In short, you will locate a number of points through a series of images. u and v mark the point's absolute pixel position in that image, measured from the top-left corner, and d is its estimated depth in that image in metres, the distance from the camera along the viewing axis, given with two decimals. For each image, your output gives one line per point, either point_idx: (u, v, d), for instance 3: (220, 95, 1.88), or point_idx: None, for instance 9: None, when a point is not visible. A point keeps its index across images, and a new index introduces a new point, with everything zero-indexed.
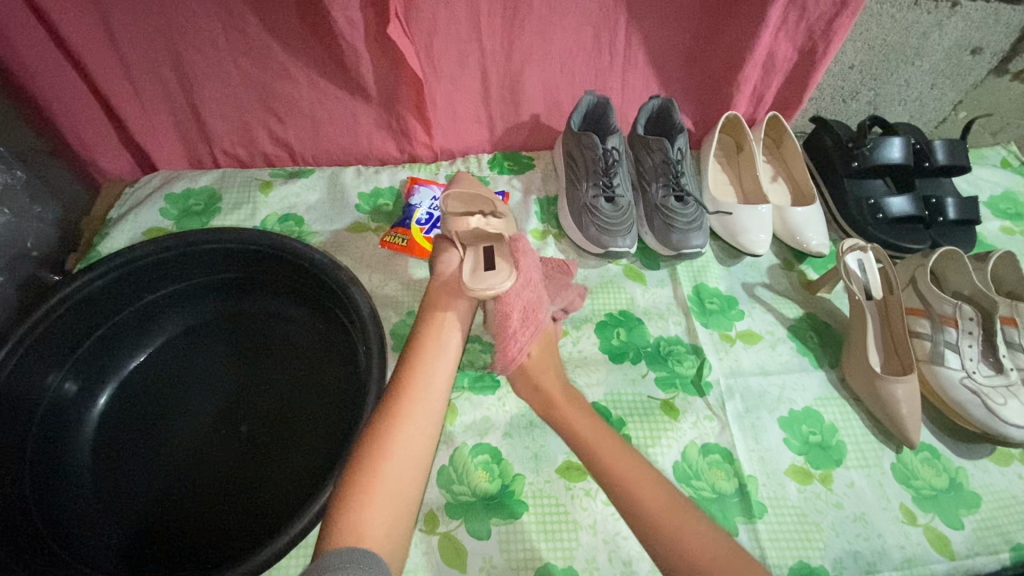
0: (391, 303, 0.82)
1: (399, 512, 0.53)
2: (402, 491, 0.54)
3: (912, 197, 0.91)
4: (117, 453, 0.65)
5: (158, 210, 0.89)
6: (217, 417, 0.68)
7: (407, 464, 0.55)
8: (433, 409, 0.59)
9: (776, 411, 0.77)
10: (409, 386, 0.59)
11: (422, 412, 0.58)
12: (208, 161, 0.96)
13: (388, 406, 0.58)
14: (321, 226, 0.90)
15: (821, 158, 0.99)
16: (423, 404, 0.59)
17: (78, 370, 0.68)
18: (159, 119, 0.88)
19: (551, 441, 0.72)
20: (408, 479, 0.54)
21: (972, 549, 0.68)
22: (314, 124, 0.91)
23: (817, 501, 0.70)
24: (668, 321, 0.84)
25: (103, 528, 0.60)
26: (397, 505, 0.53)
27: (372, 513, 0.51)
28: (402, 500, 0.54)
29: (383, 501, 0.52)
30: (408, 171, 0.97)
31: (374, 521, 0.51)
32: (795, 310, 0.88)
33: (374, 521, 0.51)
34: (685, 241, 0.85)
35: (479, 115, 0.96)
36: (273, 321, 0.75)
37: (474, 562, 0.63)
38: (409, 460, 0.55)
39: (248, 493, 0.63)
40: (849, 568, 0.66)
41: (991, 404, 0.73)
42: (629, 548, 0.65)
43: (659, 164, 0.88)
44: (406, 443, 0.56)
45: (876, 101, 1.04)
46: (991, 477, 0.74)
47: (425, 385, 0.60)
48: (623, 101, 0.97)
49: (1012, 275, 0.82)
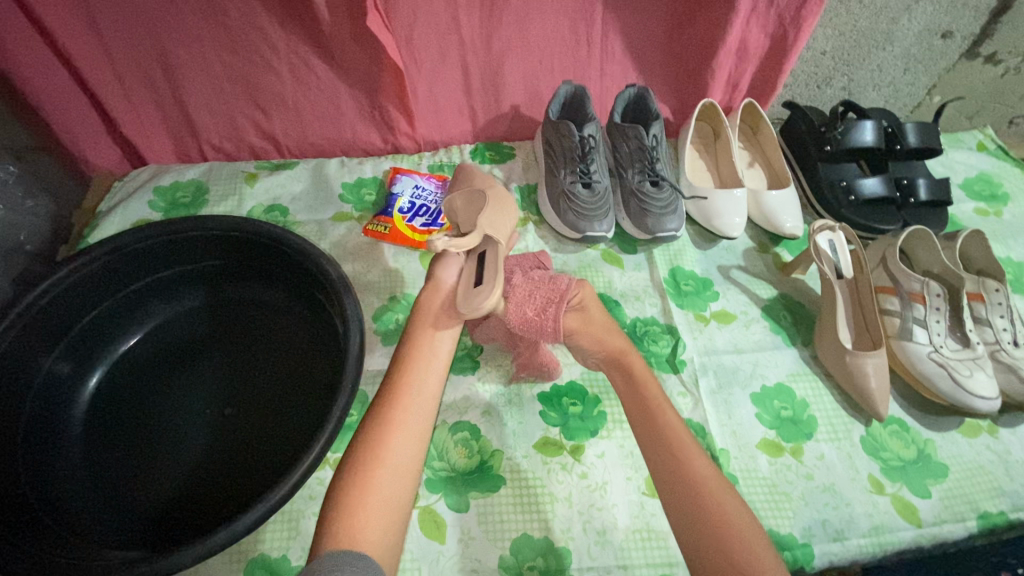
0: (373, 289, 0.84)
1: (392, 517, 0.53)
2: (395, 501, 0.54)
3: (885, 179, 0.93)
4: (107, 433, 0.67)
5: (148, 203, 0.91)
6: (204, 399, 0.70)
7: (399, 470, 0.55)
8: (424, 417, 0.60)
9: (749, 387, 0.79)
10: (397, 398, 0.59)
11: (415, 419, 0.59)
12: (196, 155, 0.98)
13: (377, 419, 0.58)
14: (306, 216, 0.92)
15: (796, 143, 1.01)
16: (415, 410, 0.59)
17: (71, 352, 0.71)
18: (147, 114, 0.90)
19: (528, 418, 0.74)
20: (400, 486, 0.55)
21: (939, 517, 0.70)
22: (298, 117, 0.94)
23: (787, 473, 0.72)
24: (644, 303, 0.86)
25: (94, 503, 0.63)
26: (390, 510, 0.54)
27: (366, 516, 0.52)
28: (395, 504, 0.54)
29: (376, 507, 0.53)
30: (391, 161, 0.99)
31: (369, 525, 0.52)
32: (770, 291, 0.90)
33: (368, 525, 0.52)
34: (660, 225, 0.87)
35: (460, 106, 0.98)
36: (259, 306, 0.78)
37: (452, 534, 0.65)
38: (402, 466, 0.56)
39: (233, 470, 0.65)
40: (818, 536, 0.68)
41: (957, 376, 0.75)
42: (603, 518, 0.67)
43: (636, 151, 0.90)
44: (398, 449, 0.56)
45: (851, 87, 1.06)
46: (959, 449, 0.76)
47: (413, 395, 0.60)
48: (601, 90, 0.99)
49: (980, 253, 0.84)
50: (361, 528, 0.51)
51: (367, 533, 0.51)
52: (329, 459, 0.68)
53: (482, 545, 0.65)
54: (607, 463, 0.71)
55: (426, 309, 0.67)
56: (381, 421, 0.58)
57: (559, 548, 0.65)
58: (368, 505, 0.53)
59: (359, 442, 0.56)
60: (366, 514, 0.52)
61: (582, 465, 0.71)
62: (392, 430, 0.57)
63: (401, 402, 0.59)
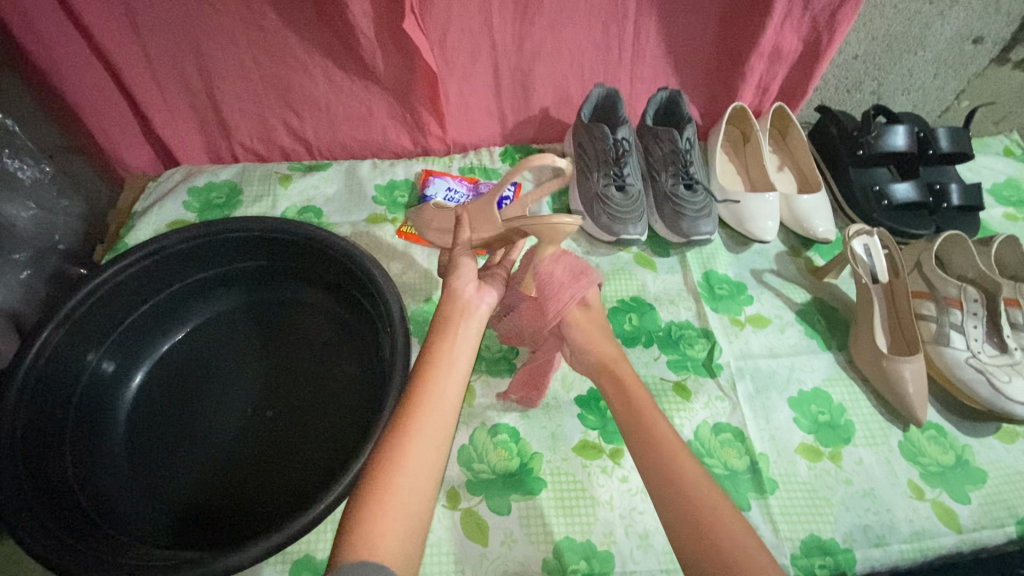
0: (409, 290, 0.85)
1: (417, 520, 0.49)
2: (418, 506, 0.50)
3: (917, 183, 0.93)
4: (152, 432, 0.68)
5: (182, 203, 0.91)
6: (246, 400, 0.70)
7: (421, 478, 0.51)
8: (445, 423, 0.55)
9: (786, 391, 0.79)
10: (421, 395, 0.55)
11: (438, 424, 0.54)
12: (228, 156, 0.99)
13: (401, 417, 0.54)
14: (339, 217, 0.92)
15: (826, 147, 1.01)
16: (435, 415, 0.55)
17: (114, 351, 0.71)
18: (181, 115, 0.91)
19: (567, 421, 0.74)
20: (421, 495, 0.50)
21: (979, 523, 0.70)
22: (330, 118, 0.94)
23: (827, 477, 0.72)
24: (678, 306, 0.86)
25: (142, 501, 0.63)
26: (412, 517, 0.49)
27: (384, 528, 0.47)
28: (418, 513, 0.50)
29: (395, 519, 0.48)
30: (422, 163, 1.00)
31: (388, 538, 0.47)
32: (803, 295, 0.90)
33: (388, 537, 0.47)
34: (695, 229, 0.88)
35: (490, 108, 0.98)
36: (298, 307, 0.78)
37: (495, 536, 0.65)
38: (421, 474, 0.51)
39: (278, 472, 0.65)
40: (860, 541, 0.67)
41: (996, 382, 0.75)
42: (645, 522, 0.67)
43: (669, 154, 0.90)
44: (418, 455, 0.52)
45: (880, 91, 1.06)
46: (997, 455, 0.76)
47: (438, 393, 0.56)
48: (631, 93, 0.99)
49: (1015, 258, 0.84)
50: (380, 541, 0.47)
51: (387, 548, 0.47)
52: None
53: (526, 546, 0.65)
54: None
55: (448, 314, 0.63)
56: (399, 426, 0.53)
57: (602, 552, 0.65)
58: (386, 516, 0.48)
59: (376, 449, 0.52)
60: (387, 521, 0.48)
61: (622, 468, 0.71)
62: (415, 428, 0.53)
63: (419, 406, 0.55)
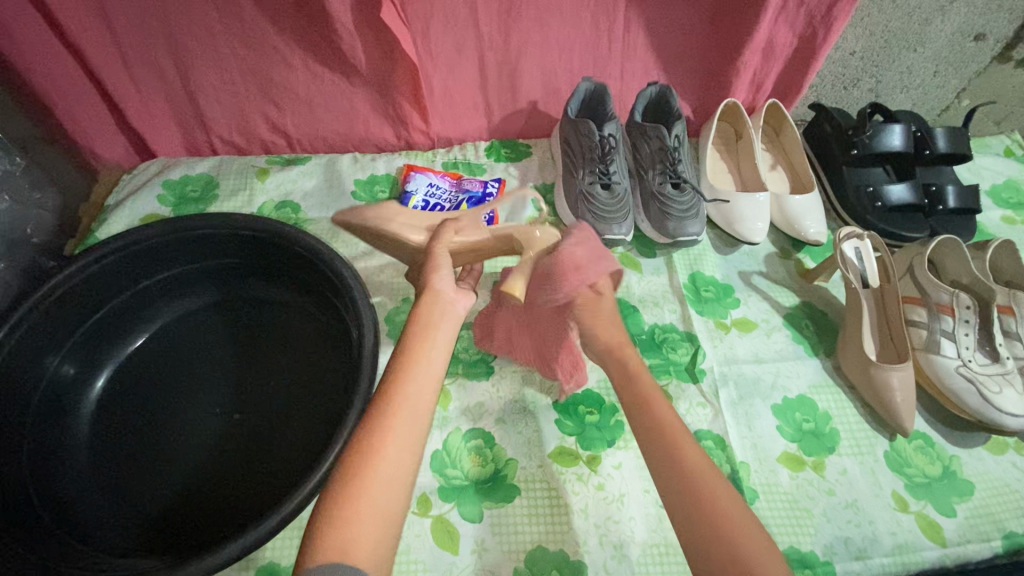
0: (386, 290, 0.83)
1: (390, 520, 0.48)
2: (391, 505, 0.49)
3: (912, 185, 0.90)
4: (115, 436, 0.66)
5: (157, 197, 0.89)
6: (212, 403, 0.69)
7: (394, 478, 0.50)
8: (420, 424, 0.54)
9: (770, 398, 0.77)
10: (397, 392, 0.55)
11: (411, 421, 0.53)
12: (206, 148, 0.96)
13: (377, 415, 0.53)
14: (317, 213, 0.90)
15: (820, 146, 0.99)
16: (411, 415, 0.54)
17: (77, 353, 0.69)
18: (156, 106, 0.88)
19: (544, 426, 0.73)
20: (394, 497, 0.49)
21: (965, 537, 0.68)
22: (310, 110, 0.91)
23: (809, 488, 0.70)
24: (662, 309, 0.84)
25: (102, 508, 0.62)
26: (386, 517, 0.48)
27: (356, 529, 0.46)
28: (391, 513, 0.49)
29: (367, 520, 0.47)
30: (405, 158, 0.97)
31: (360, 540, 0.46)
32: (791, 298, 0.87)
33: (359, 538, 0.46)
34: (681, 229, 0.85)
35: (475, 102, 0.95)
36: (269, 306, 0.76)
37: (466, 544, 0.64)
38: (395, 476, 0.50)
39: (243, 479, 0.64)
40: (840, 554, 0.66)
41: (986, 392, 0.73)
42: (620, 531, 0.66)
43: (657, 151, 0.88)
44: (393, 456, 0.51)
45: (878, 89, 1.02)
46: (986, 466, 0.74)
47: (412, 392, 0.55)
48: (621, 88, 0.96)
49: (1010, 263, 0.81)
50: (352, 542, 0.46)
51: (360, 550, 0.45)
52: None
53: (497, 555, 0.63)
54: (625, 475, 0.69)
55: (425, 314, 0.62)
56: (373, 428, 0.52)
57: (575, 562, 0.63)
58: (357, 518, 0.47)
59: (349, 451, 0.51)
60: (360, 522, 0.47)
61: (599, 476, 0.69)
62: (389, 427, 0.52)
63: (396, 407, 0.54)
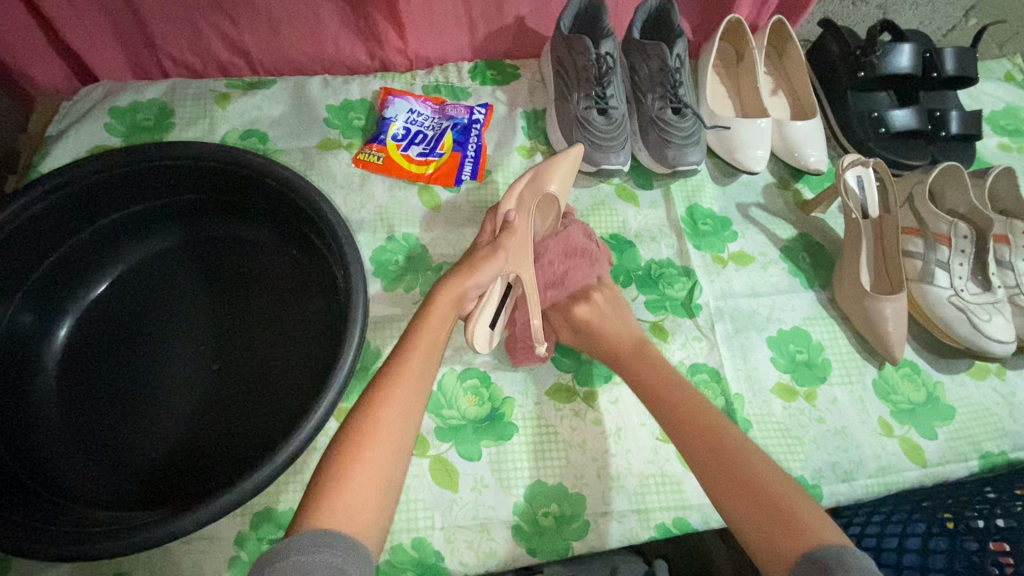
0: (368, 227, 0.78)
1: (386, 486, 0.47)
2: (386, 469, 0.48)
3: (917, 110, 0.87)
4: (88, 388, 0.62)
5: (104, 126, 0.80)
6: (190, 352, 0.65)
7: (393, 446, 0.49)
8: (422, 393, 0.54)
9: (765, 331, 0.77)
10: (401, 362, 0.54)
11: (412, 388, 0.53)
12: (155, 70, 0.86)
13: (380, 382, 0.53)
14: (287, 143, 0.83)
15: (825, 68, 0.93)
16: (411, 384, 0.53)
17: (33, 301, 0.63)
18: (91, 19, 0.77)
19: (540, 364, 0.71)
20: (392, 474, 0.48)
21: (944, 457, 0.71)
22: (271, 24, 0.81)
23: (801, 417, 0.71)
24: (659, 244, 0.81)
25: (83, 464, 0.59)
26: (380, 483, 0.47)
27: (349, 496, 0.45)
28: (386, 481, 0.48)
29: (363, 486, 0.46)
30: (381, 81, 0.89)
31: (355, 504, 0.45)
32: (789, 231, 0.85)
33: (355, 502, 0.45)
34: (681, 158, 0.81)
35: (457, 16, 0.85)
36: (241, 245, 0.71)
37: (465, 481, 0.63)
38: (394, 451, 0.49)
39: (231, 428, 0.61)
40: (827, 477, 0.68)
41: (976, 320, 0.74)
42: (617, 464, 0.66)
43: (657, 73, 0.82)
44: (393, 421, 0.50)
45: (888, 5, 0.96)
46: (967, 391, 0.76)
47: (416, 363, 0.55)
48: (617, 1, 0.88)
49: (1009, 192, 0.80)
50: (349, 507, 0.45)
51: (356, 510, 0.45)
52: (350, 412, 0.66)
53: (496, 491, 0.63)
54: (621, 410, 0.69)
55: (442, 293, 0.62)
56: (372, 397, 0.52)
57: (574, 494, 0.64)
58: (354, 481, 0.46)
59: (346, 420, 0.50)
60: (350, 488, 0.45)
61: (595, 412, 0.69)
62: (386, 394, 0.52)
63: (399, 378, 0.53)
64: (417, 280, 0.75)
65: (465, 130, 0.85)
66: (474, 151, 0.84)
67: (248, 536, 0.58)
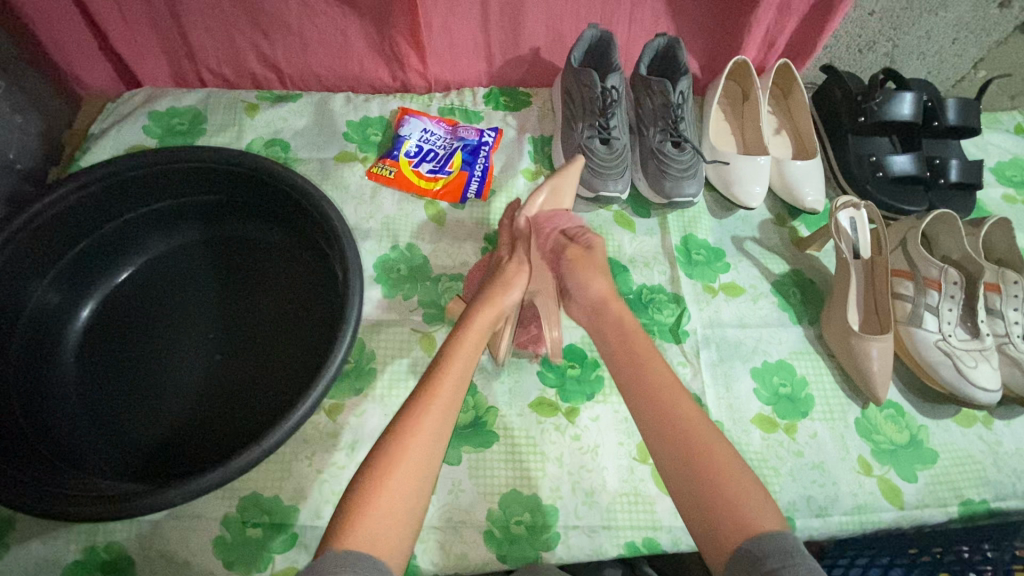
0: (374, 235, 0.82)
1: (409, 511, 0.50)
2: (412, 495, 0.51)
3: (916, 156, 0.89)
4: (101, 366, 0.67)
5: (142, 128, 0.87)
6: (197, 340, 0.69)
7: (418, 473, 0.52)
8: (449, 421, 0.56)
9: (750, 361, 0.78)
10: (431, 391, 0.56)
11: (440, 417, 0.55)
12: (194, 80, 0.93)
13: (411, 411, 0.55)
14: (307, 153, 0.88)
15: (829, 111, 0.96)
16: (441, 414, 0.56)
17: (62, 281, 0.69)
18: (141, 31, 0.84)
19: (526, 377, 0.74)
20: (415, 493, 0.51)
21: (923, 501, 0.71)
22: (302, 44, 0.87)
23: (778, 449, 0.72)
24: (652, 270, 0.84)
25: (89, 436, 0.63)
26: (406, 508, 0.50)
27: (376, 522, 0.48)
28: (411, 505, 0.51)
29: (389, 510, 0.49)
30: (399, 100, 0.94)
31: (380, 529, 0.48)
32: (782, 266, 0.87)
33: (380, 526, 0.48)
34: (678, 189, 0.84)
35: (475, 44, 0.91)
36: (254, 246, 0.76)
37: (443, 484, 0.66)
38: (418, 477, 0.52)
39: (227, 415, 0.65)
40: (801, 510, 0.69)
41: (961, 366, 0.74)
42: (592, 480, 0.68)
43: (659, 107, 0.86)
44: (420, 449, 0.53)
45: (894, 54, 0.99)
46: (951, 437, 0.76)
47: (445, 393, 0.57)
48: (628, 38, 0.92)
49: (1004, 242, 0.81)
50: (376, 533, 0.47)
51: (383, 534, 0.48)
52: (341, 408, 0.69)
53: (472, 496, 0.66)
54: (601, 427, 0.71)
55: (473, 319, 0.64)
56: (401, 425, 0.54)
57: (547, 505, 0.66)
58: (381, 506, 0.49)
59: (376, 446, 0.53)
60: (376, 514, 0.48)
61: (576, 427, 0.71)
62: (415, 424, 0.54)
63: (427, 406, 0.55)
64: (415, 289, 0.79)
65: (473, 151, 0.89)
66: (481, 171, 0.88)
67: (235, 518, 0.62)
